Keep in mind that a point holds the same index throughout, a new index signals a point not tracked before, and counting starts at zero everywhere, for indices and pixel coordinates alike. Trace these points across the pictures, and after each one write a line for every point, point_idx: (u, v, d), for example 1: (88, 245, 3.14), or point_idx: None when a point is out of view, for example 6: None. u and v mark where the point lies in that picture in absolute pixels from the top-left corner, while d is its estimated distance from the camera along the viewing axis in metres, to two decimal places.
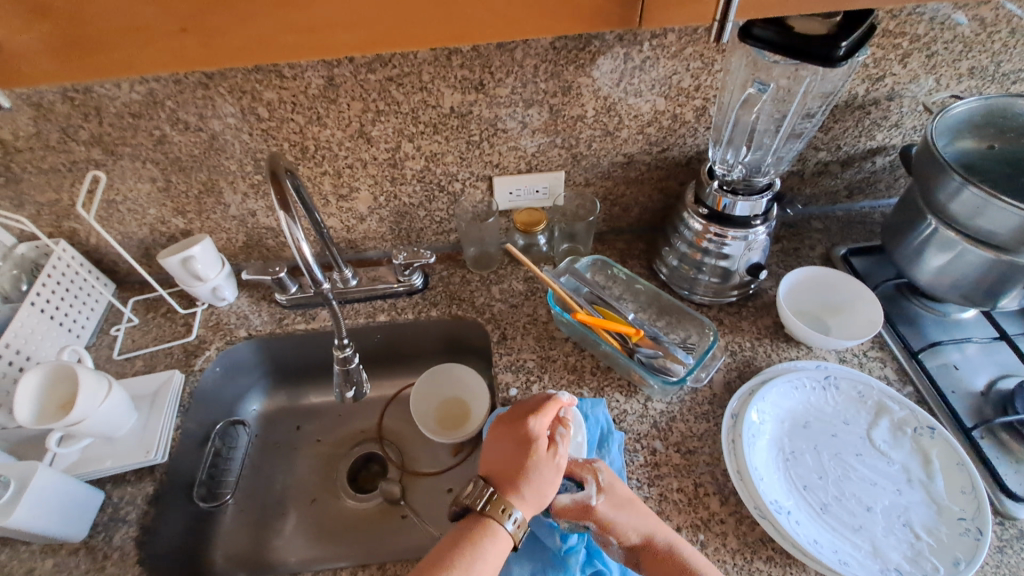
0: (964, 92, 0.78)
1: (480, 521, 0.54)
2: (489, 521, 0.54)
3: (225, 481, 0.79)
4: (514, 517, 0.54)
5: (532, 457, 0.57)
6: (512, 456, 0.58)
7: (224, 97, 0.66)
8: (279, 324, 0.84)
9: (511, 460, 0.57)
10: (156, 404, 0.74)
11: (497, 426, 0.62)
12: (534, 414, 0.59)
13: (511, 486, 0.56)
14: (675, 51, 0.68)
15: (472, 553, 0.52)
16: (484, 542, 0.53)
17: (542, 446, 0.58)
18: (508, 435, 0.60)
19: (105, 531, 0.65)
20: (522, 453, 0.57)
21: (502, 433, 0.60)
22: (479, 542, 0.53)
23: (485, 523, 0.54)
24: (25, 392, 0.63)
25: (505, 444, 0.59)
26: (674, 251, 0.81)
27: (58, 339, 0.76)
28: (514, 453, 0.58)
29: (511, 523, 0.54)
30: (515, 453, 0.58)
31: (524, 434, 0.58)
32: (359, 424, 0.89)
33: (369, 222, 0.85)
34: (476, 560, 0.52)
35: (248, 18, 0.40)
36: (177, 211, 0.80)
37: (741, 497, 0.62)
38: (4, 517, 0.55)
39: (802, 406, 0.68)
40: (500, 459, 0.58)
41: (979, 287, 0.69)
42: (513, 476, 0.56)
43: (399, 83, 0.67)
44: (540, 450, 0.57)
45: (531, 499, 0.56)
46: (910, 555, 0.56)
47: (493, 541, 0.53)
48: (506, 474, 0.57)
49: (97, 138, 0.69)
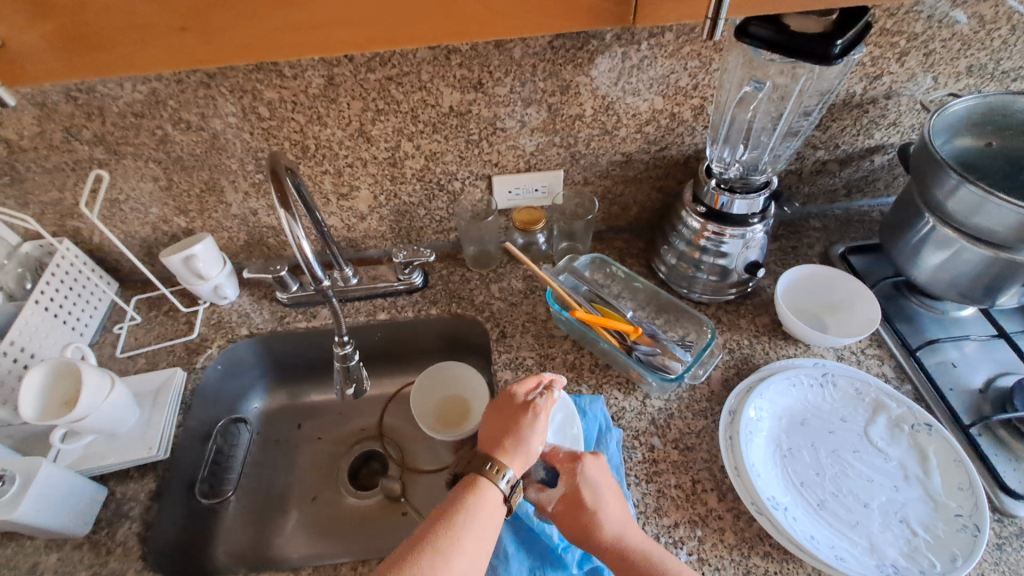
0: (962, 90, 0.78)
1: (472, 483, 0.56)
2: (481, 481, 0.56)
3: (227, 478, 0.80)
4: (506, 476, 0.57)
5: (518, 421, 0.60)
6: (500, 425, 0.61)
7: (225, 96, 0.67)
8: (280, 322, 0.85)
9: (496, 425, 0.62)
10: (159, 401, 0.74)
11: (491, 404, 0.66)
12: (515, 385, 0.65)
13: (500, 450, 0.59)
14: (673, 50, 0.68)
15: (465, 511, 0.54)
16: (479, 502, 0.54)
17: (527, 411, 0.61)
18: (494, 409, 0.64)
19: (108, 526, 0.66)
20: (504, 417, 0.62)
21: (488, 409, 0.64)
22: (472, 502, 0.54)
23: (477, 484, 0.56)
24: (29, 389, 0.64)
25: (491, 416, 0.63)
26: (673, 250, 0.81)
27: (62, 337, 0.77)
28: (500, 421, 0.61)
29: (504, 482, 0.56)
30: (501, 422, 0.61)
31: (506, 402, 0.63)
32: (359, 421, 0.90)
33: (370, 221, 0.86)
34: (470, 519, 0.53)
35: (248, 16, 0.40)
36: (180, 210, 0.80)
37: (738, 494, 0.62)
38: (9, 511, 0.57)
39: (800, 403, 0.69)
40: (488, 430, 0.62)
41: (977, 284, 0.69)
42: (501, 441, 0.59)
43: (399, 83, 0.68)
44: (525, 415, 0.61)
45: (522, 459, 0.58)
46: (907, 551, 0.56)
47: (486, 499, 0.55)
48: (495, 441, 0.60)
49: (100, 138, 0.70)
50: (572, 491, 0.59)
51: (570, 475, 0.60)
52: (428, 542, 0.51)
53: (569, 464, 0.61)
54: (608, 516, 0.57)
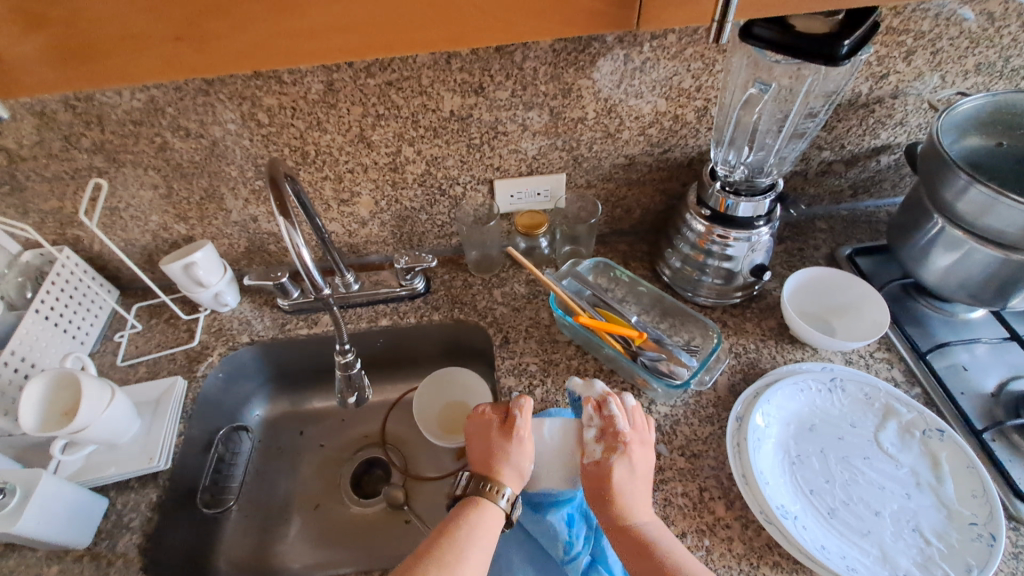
0: (970, 89, 0.77)
1: (472, 503, 0.57)
2: (481, 501, 0.57)
3: (228, 487, 0.80)
4: (504, 494, 0.57)
5: (498, 438, 0.60)
6: (483, 444, 0.61)
7: (224, 103, 0.66)
8: (282, 329, 0.84)
9: (481, 447, 0.61)
10: (159, 410, 0.74)
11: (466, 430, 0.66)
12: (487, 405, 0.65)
13: (491, 470, 0.59)
14: (676, 52, 0.67)
15: (468, 530, 0.55)
16: (480, 520, 0.56)
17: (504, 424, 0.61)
18: (473, 433, 0.63)
19: (109, 538, 0.65)
20: (485, 436, 0.61)
21: (470, 429, 0.63)
22: (474, 519, 0.56)
23: (478, 504, 0.57)
24: (28, 400, 0.63)
25: (473, 441, 0.62)
26: (677, 253, 0.80)
27: (62, 346, 0.76)
28: (482, 443, 0.61)
29: (503, 500, 0.57)
30: (484, 439, 0.61)
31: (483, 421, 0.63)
32: (361, 428, 0.89)
33: (371, 226, 0.85)
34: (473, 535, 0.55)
35: (242, 25, 0.40)
36: (180, 217, 0.80)
37: (747, 502, 0.61)
38: (11, 524, 0.56)
39: (808, 408, 0.68)
40: (476, 450, 0.62)
41: (988, 286, 0.68)
42: (489, 460, 0.59)
43: (399, 88, 0.67)
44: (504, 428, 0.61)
45: (514, 473, 0.58)
46: (920, 561, 0.55)
47: (485, 515, 0.56)
48: (482, 462, 0.60)
49: (100, 146, 0.69)
50: (620, 458, 0.57)
51: (618, 442, 0.58)
52: (432, 558, 0.52)
53: (620, 434, 0.58)
54: (635, 494, 0.56)
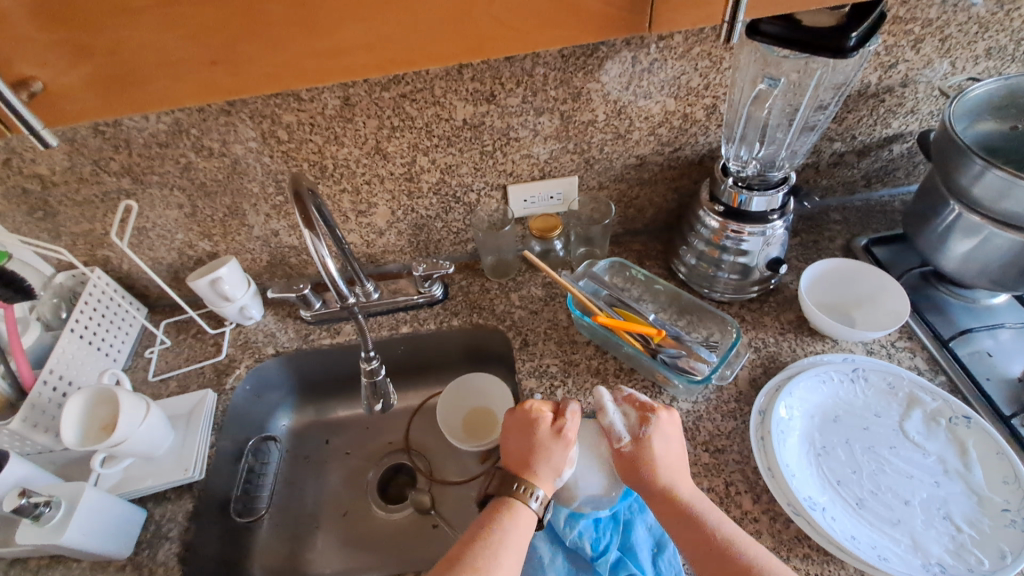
0: (981, 74, 0.77)
1: (506, 505, 0.58)
2: (514, 502, 0.57)
3: (259, 496, 0.81)
4: (537, 496, 0.58)
5: (541, 431, 0.61)
6: (519, 442, 0.62)
7: (245, 122, 0.69)
8: (305, 340, 0.86)
9: (522, 452, 0.61)
10: (192, 422, 0.76)
11: (512, 431, 0.64)
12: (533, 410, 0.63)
13: (526, 470, 0.60)
14: (683, 51, 0.68)
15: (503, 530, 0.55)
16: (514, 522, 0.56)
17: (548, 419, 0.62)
18: (514, 429, 0.63)
19: (149, 547, 0.67)
20: (528, 441, 0.61)
21: (505, 427, 0.65)
22: (506, 520, 0.56)
23: (511, 506, 0.57)
24: (69, 416, 0.65)
25: (514, 439, 0.63)
26: (692, 250, 0.81)
27: (97, 363, 0.79)
28: (522, 441, 0.62)
29: (535, 501, 0.58)
30: (522, 440, 0.62)
31: (529, 422, 0.62)
32: (385, 436, 0.91)
33: (388, 236, 0.87)
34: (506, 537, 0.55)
35: (273, 48, 0.41)
36: (204, 235, 0.82)
37: (773, 495, 0.61)
38: (57, 537, 0.58)
39: (831, 400, 0.68)
40: (510, 447, 0.63)
41: (1009, 271, 0.67)
42: (523, 459, 0.60)
43: (413, 99, 0.69)
44: (546, 421, 0.62)
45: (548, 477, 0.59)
46: (952, 548, 0.55)
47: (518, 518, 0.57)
48: (519, 461, 0.61)
49: (127, 169, 0.72)
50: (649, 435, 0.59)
51: (645, 422, 0.60)
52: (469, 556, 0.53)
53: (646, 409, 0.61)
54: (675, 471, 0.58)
